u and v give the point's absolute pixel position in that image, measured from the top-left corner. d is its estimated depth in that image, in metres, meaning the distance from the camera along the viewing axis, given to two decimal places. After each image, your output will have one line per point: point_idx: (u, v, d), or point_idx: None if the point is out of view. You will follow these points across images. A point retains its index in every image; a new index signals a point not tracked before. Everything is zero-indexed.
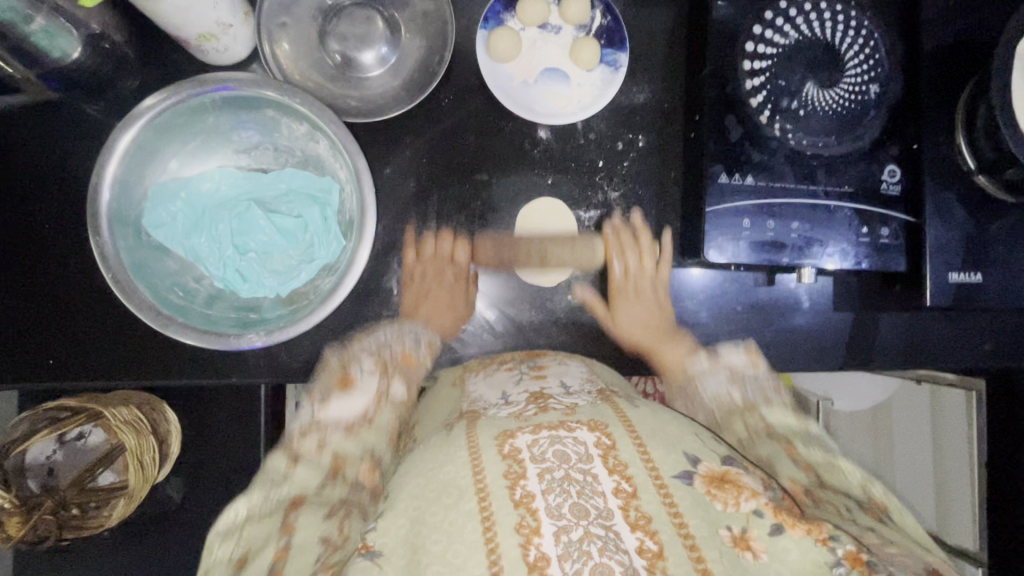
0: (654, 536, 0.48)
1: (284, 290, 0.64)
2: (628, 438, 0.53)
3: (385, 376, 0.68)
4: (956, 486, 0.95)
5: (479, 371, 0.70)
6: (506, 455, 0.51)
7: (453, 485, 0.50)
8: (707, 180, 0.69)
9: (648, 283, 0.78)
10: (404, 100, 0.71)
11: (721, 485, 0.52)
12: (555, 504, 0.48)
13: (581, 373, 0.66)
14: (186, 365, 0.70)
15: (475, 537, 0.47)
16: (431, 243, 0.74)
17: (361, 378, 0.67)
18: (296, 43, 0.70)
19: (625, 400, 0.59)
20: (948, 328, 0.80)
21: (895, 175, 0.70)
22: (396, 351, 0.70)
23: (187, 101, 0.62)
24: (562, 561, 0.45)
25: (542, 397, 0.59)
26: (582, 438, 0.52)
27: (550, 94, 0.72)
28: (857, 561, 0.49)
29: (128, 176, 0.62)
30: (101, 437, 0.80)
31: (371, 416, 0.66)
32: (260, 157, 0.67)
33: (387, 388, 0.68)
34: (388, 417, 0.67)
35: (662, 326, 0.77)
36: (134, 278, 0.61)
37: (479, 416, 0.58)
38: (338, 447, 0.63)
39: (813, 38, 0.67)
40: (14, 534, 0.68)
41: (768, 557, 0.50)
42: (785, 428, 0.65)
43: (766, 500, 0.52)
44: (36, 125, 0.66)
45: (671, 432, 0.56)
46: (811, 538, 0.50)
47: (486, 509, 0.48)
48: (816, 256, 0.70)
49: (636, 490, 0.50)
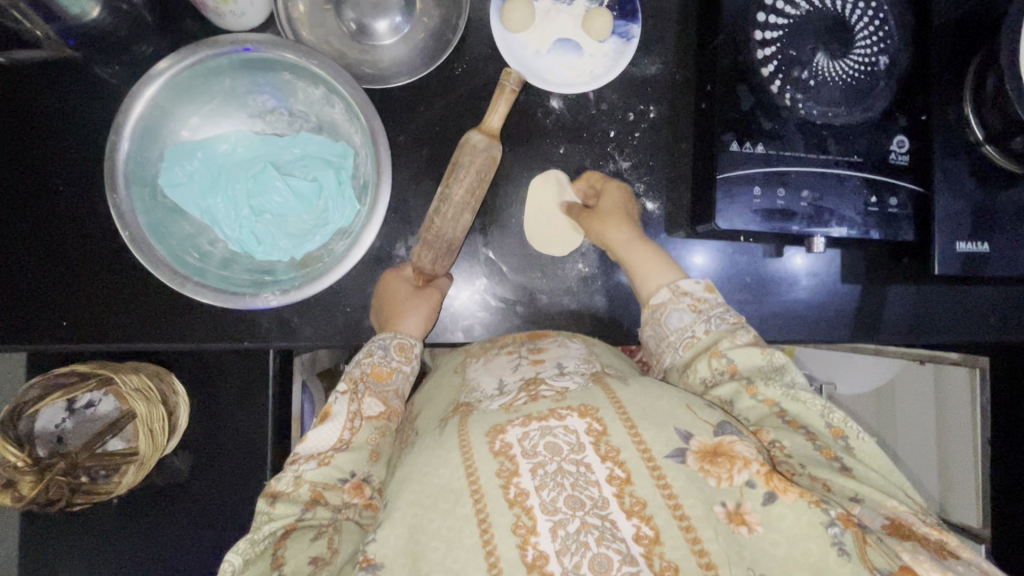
0: (650, 521, 0.49)
1: (299, 253, 0.65)
2: (618, 421, 0.53)
3: (356, 396, 0.65)
4: (959, 465, 0.96)
5: (479, 356, 0.69)
6: (498, 452, 0.51)
7: (449, 490, 0.51)
8: (718, 148, 0.70)
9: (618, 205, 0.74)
10: (418, 69, 0.71)
11: (714, 459, 0.52)
12: (550, 499, 0.49)
13: (579, 354, 0.65)
14: (199, 330, 0.70)
15: (473, 542, 0.48)
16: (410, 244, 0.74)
17: (336, 407, 0.64)
18: (311, 7, 0.70)
19: (617, 379, 0.58)
20: (955, 302, 0.80)
21: (904, 146, 0.71)
22: (366, 368, 0.67)
23: (204, 62, 0.62)
24: (560, 556, 0.47)
25: (535, 378, 0.59)
26: (573, 425, 0.52)
27: (563, 64, 0.73)
28: (849, 521, 0.51)
29: (145, 134, 0.62)
30: (111, 405, 0.80)
31: (348, 441, 0.63)
32: (275, 123, 0.68)
33: (359, 408, 0.64)
34: (366, 435, 0.64)
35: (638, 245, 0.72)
36: (150, 238, 0.62)
37: (472, 410, 0.57)
38: (313, 482, 0.61)
39: (823, 10, 0.68)
40: (26, 494, 0.70)
41: (763, 529, 0.51)
42: (754, 373, 0.61)
43: (758, 468, 0.52)
44: (51, 85, 0.66)
45: (661, 410, 0.54)
46: (804, 501, 0.51)
47: (482, 513, 0.49)
48: (827, 225, 0.70)
49: (629, 476, 0.50)
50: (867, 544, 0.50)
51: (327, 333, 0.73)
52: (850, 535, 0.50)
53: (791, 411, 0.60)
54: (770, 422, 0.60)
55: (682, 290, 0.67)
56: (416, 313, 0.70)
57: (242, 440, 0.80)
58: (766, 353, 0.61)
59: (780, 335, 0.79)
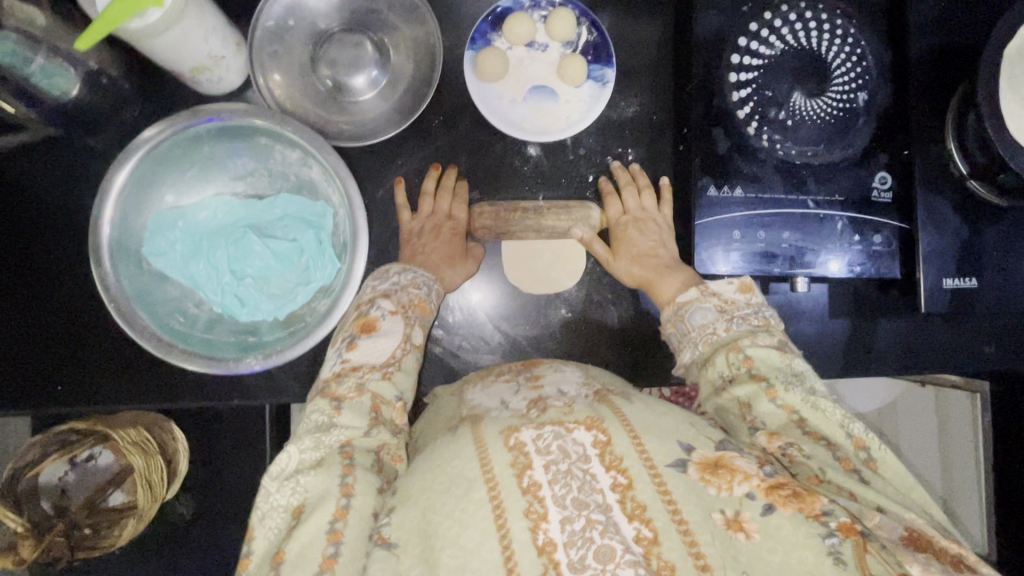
0: (650, 524, 0.46)
1: (282, 313, 0.66)
2: (622, 431, 0.51)
3: (408, 321, 0.65)
4: (964, 493, 0.92)
5: (478, 382, 0.68)
6: (512, 448, 0.50)
7: (462, 478, 0.49)
8: (695, 193, 0.69)
9: (652, 222, 0.76)
10: (394, 123, 0.72)
11: (714, 470, 0.50)
12: (560, 495, 0.47)
13: (577, 378, 0.63)
14: (189, 390, 0.71)
15: (486, 523, 0.46)
16: (430, 202, 0.73)
17: (383, 322, 0.63)
18: (287, 72, 0.71)
19: (621, 398, 0.56)
20: (947, 331, 0.79)
21: (886, 183, 0.70)
22: (412, 296, 0.67)
23: (182, 133, 0.64)
24: (567, 547, 0.45)
25: (541, 402, 0.58)
26: (580, 438, 0.51)
27: (538, 111, 0.74)
28: (851, 531, 0.48)
29: (127, 210, 0.64)
30: (111, 458, 0.82)
31: (399, 360, 0.63)
32: (256, 183, 0.69)
33: (411, 331, 0.65)
34: (413, 361, 0.64)
35: (666, 262, 0.73)
36: (135, 306, 0.63)
37: (482, 418, 0.57)
38: (375, 390, 0.60)
39: (798, 49, 0.68)
40: (26, 557, 0.70)
41: (761, 537, 0.48)
42: (771, 371, 0.60)
43: (758, 482, 0.50)
44: (36, 161, 0.68)
45: (665, 423, 0.53)
46: (802, 514, 0.49)
47: (495, 497, 0.47)
48: (810, 265, 0.70)
49: (631, 482, 0.48)
50: (867, 553, 0.47)
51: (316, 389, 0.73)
52: (849, 546, 0.47)
53: (810, 421, 0.58)
54: (790, 432, 0.58)
55: (711, 290, 0.67)
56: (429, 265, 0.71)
57: (242, 483, 0.82)
58: (784, 355, 0.61)
59: None
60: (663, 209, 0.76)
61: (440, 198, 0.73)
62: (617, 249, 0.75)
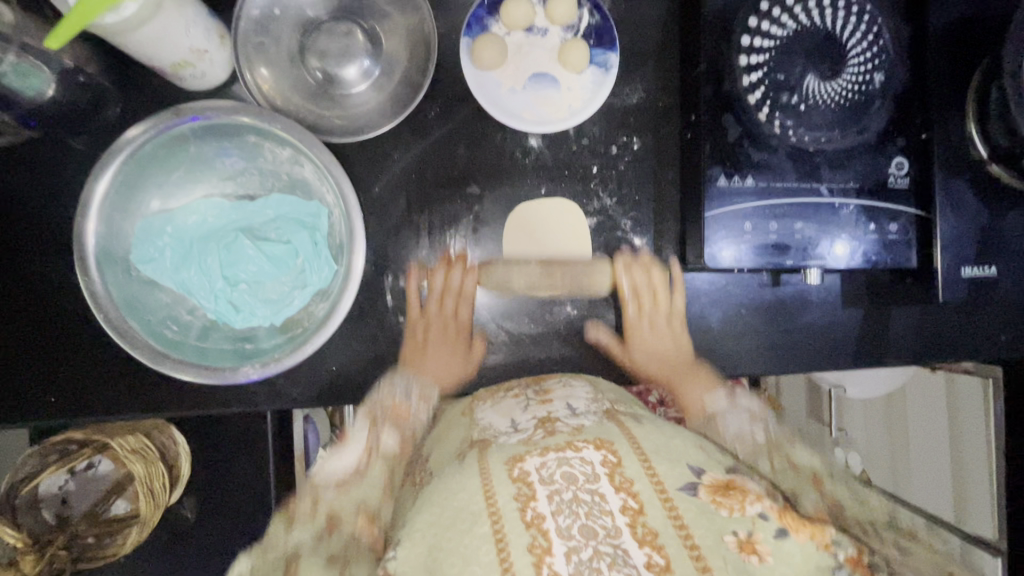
0: (661, 550, 0.47)
1: (278, 319, 0.63)
2: (632, 455, 0.53)
3: (373, 428, 0.68)
4: (973, 481, 0.90)
5: (487, 398, 0.67)
6: (516, 479, 0.51)
7: (466, 512, 0.50)
8: (706, 182, 0.67)
9: (661, 313, 0.77)
10: (388, 116, 0.68)
11: (725, 492, 0.52)
12: (565, 525, 0.48)
13: (587, 394, 0.64)
14: (186, 397, 0.69)
15: (489, 559, 0.46)
16: (440, 278, 0.73)
17: (352, 430, 0.68)
18: (274, 64, 0.67)
19: (630, 418, 0.59)
20: (962, 320, 0.77)
21: (903, 168, 0.67)
22: (387, 406, 0.70)
23: (167, 133, 0.61)
24: None
25: (548, 422, 0.58)
26: (589, 457, 0.52)
27: (540, 100, 0.70)
28: (858, 563, 0.51)
29: (114, 217, 0.62)
30: (111, 466, 0.78)
31: (363, 469, 0.65)
32: (247, 183, 0.66)
33: (376, 439, 0.67)
34: (379, 469, 0.65)
35: (682, 359, 0.76)
36: (127, 317, 0.61)
37: (489, 443, 0.57)
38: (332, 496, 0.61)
39: (813, 28, 0.64)
40: (30, 571, 0.69)
41: (774, 561, 0.49)
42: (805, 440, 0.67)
43: (771, 502, 0.52)
44: (14, 164, 0.65)
45: (674, 447, 0.56)
46: (815, 542, 0.51)
47: (499, 531, 0.48)
48: (822, 256, 0.67)
49: (642, 506, 0.49)
50: None
51: (316, 394, 0.71)
52: None
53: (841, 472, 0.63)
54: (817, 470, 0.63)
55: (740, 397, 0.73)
56: (442, 367, 0.75)
57: (246, 487, 0.81)
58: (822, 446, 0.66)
59: (776, 367, 0.77)
60: (674, 294, 0.76)
61: (450, 272, 0.73)
62: (628, 336, 0.77)
